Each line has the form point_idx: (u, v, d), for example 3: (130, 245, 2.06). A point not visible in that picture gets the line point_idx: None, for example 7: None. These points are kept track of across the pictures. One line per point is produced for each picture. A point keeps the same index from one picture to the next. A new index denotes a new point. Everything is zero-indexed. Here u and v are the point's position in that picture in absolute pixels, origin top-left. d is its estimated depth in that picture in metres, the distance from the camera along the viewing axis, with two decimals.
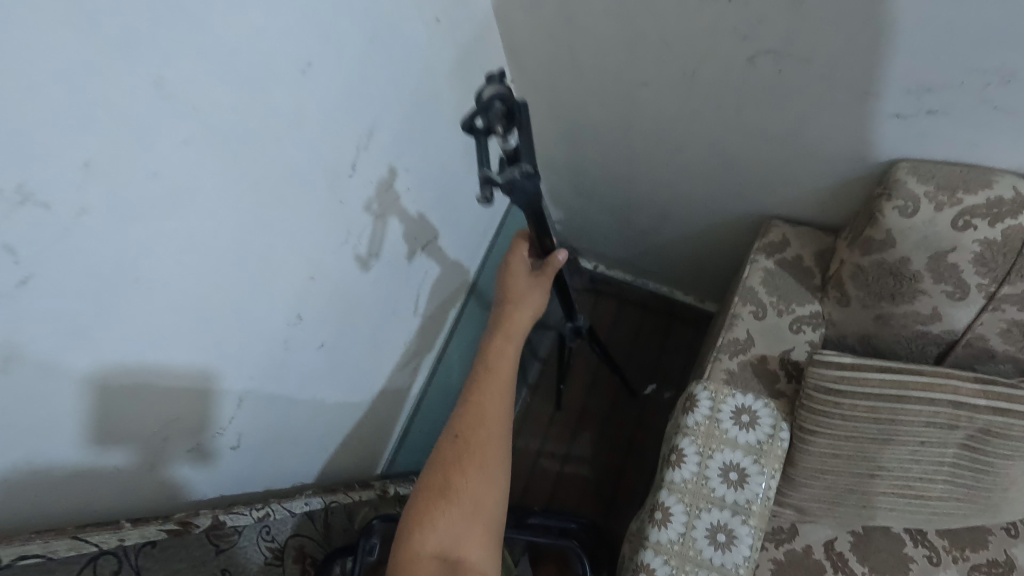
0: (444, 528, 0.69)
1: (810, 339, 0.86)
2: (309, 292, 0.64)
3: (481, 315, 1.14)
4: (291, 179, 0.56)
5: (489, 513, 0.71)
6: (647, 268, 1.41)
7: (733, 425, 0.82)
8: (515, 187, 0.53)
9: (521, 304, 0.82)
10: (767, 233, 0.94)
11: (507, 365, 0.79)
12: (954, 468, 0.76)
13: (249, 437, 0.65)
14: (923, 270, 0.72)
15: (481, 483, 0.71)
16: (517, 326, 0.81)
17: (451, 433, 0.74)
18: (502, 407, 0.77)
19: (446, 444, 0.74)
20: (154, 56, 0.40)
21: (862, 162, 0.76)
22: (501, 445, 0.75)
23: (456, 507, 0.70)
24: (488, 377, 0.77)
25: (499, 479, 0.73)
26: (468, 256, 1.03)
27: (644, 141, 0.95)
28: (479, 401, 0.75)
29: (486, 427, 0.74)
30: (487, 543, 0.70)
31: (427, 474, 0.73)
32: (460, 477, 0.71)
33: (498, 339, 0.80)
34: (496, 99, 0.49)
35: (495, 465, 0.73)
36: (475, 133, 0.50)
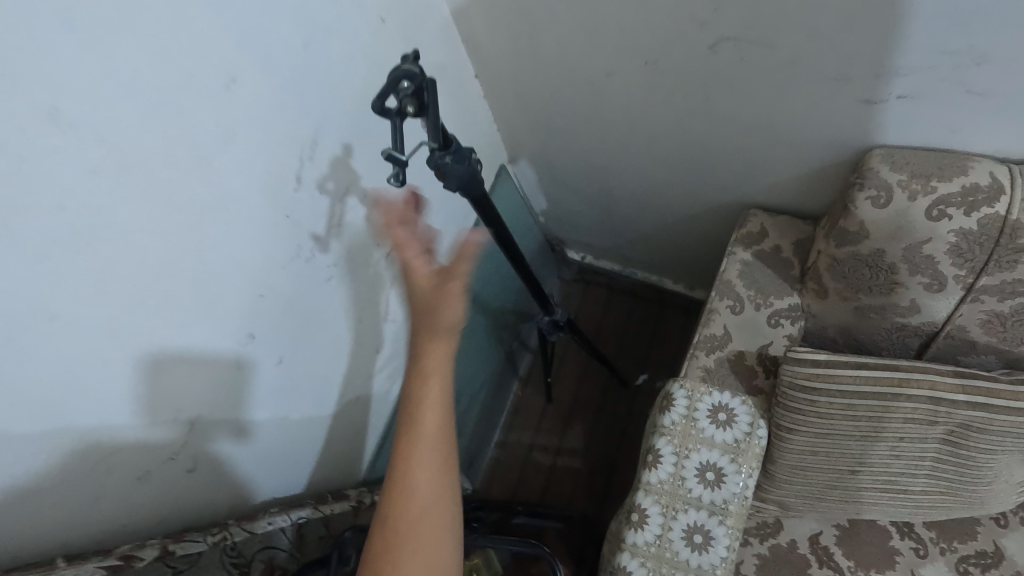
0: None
1: (789, 333, 0.83)
2: (259, 309, 0.63)
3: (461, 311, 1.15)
4: (224, 201, 0.54)
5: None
6: (633, 257, 1.38)
7: (710, 424, 0.80)
8: (447, 171, 0.52)
9: (434, 332, 0.56)
10: (745, 224, 0.91)
11: (437, 424, 0.59)
12: (936, 464, 0.74)
13: (206, 459, 0.64)
14: (898, 261, 0.68)
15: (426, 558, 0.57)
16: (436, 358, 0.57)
17: (379, 515, 0.58)
18: (433, 473, 0.58)
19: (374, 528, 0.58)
20: (42, 87, 0.38)
21: (835, 147, 0.73)
22: (447, 510, 0.59)
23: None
24: (412, 441, 0.58)
25: (451, 545, 0.59)
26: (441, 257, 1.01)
27: (614, 131, 0.92)
28: (407, 471, 0.58)
29: (420, 499, 0.58)
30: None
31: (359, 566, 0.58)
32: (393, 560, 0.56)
33: (419, 388, 0.58)
34: (403, 78, 0.45)
35: (439, 534, 0.58)
36: (388, 115, 0.45)
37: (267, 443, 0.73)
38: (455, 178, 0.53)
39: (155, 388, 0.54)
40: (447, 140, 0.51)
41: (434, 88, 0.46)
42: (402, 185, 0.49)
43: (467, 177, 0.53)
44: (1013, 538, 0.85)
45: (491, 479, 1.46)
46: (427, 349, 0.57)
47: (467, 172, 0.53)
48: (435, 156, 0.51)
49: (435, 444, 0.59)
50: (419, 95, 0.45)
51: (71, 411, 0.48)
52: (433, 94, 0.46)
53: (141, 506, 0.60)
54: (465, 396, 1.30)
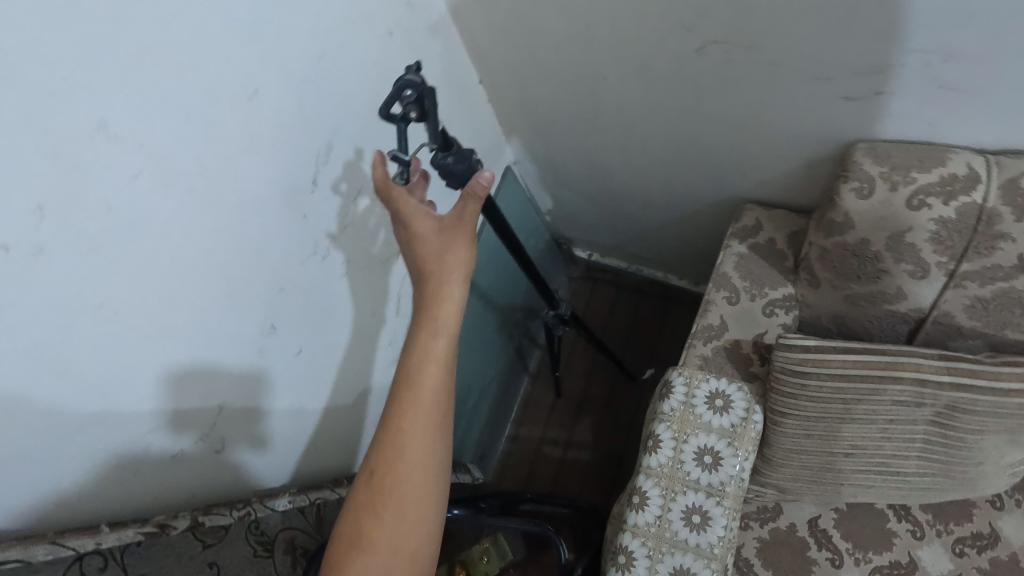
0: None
1: (783, 322, 0.87)
2: (280, 302, 0.68)
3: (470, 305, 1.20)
4: (249, 202, 0.60)
5: (420, 553, 0.55)
6: (638, 254, 1.41)
7: (707, 410, 0.84)
8: (449, 171, 0.56)
9: (445, 275, 0.57)
10: (742, 217, 0.95)
11: (435, 382, 0.57)
12: (926, 445, 0.76)
13: (232, 443, 0.70)
14: (883, 250, 0.72)
15: (408, 520, 0.55)
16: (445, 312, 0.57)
17: (367, 467, 0.56)
18: (426, 434, 0.56)
19: (360, 480, 0.56)
20: (92, 102, 0.44)
21: (821, 142, 0.76)
22: (435, 476, 0.56)
23: (371, 553, 0.54)
24: (408, 395, 0.56)
25: (434, 514, 0.56)
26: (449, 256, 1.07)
27: (613, 131, 0.96)
28: (400, 426, 0.56)
29: (408, 458, 0.55)
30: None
31: (340, 517, 0.57)
32: (376, 516, 0.55)
33: (421, 340, 0.57)
34: (407, 87, 0.49)
35: (424, 498, 0.56)
36: (393, 120, 0.50)
37: (289, 429, 0.78)
38: (458, 177, 0.57)
39: (190, 372, 0.60)
40: (448, 142, 0.55)
41: (435, 96, 0.51)
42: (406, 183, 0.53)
43: (468, 176, 0.58)
44: (1009, 519, 0.87)
45: (503, 472, 1.50)
46: (438, 295, 0.57)
47: (468, 172, 0.58)
48: (437, 158, 0.56)
49: (432, 408, 0.56)
50: (421, 101, 0.50)
51: (115, 392, 0.53)
52: (434, 100, 0.51)
53: (174, 484, 0.65)
54: (476, 389, 1.34)
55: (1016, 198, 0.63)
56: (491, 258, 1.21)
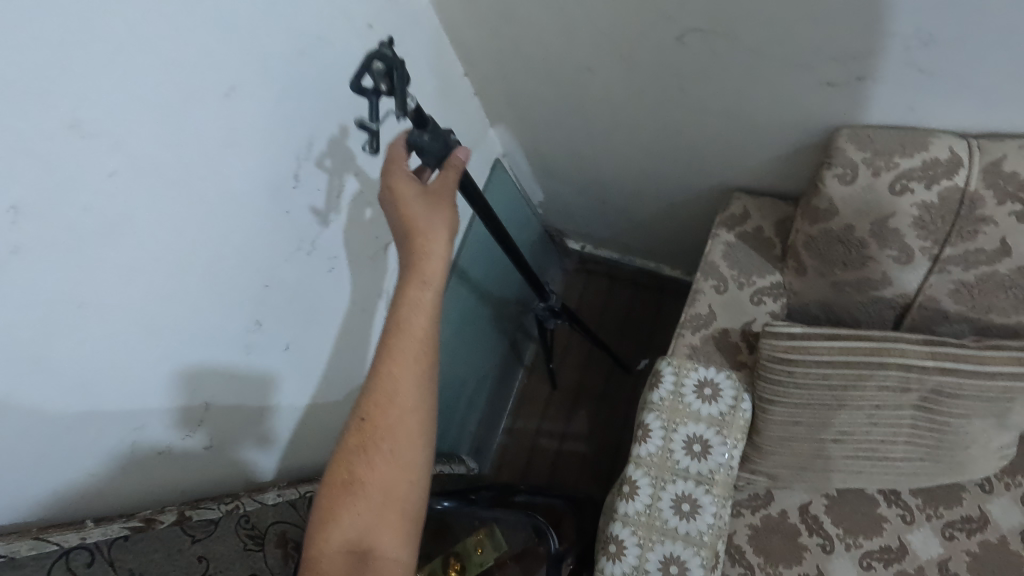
0: (351, 521, 0.54)
1: (771, 310, 0.87)
2: (266, 298, 0.69)
3: (462, 299, 1.21)
4: (230, 200, 0.60)
5: (409, 498, 0.56)
6: (630, 245, 1.41)
7: (696, 398, 0.84)
8: (423, 148, 0.57)
9: (431, 232, 0.58)
10: (729, 206, 0.95)
11: (424, 330, 0.57)
12: (914, 430, 0.77)
13: (222, 441, 0.70)
14: (867, 236, 0.72)
15: (397, 464, 0.55)
16: (433, 267, 0.58)
17: (356, 414, 0.56)
18: (414, 381, 0.56)
19: (350, 428, 0.56)
20: (64, 101, 0.44)
21: (805, 129, 0.76)
22: (423, 423, 0.57)
23: (361, 497, 0.54)
24: (397, 341, 0.56)
25: (422, 460, 0.57)
26: None
27: (601, 122, 0.95)
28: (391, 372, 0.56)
29: (398, 403, 0.56)
30: (406, 532, 0.55)
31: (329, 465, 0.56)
32: (366, 461, 0.55)
33: (410, 289, 0.57)
34: (377, 60, 0.50)
35: (413, 443, 0.56)
36: (364, 93, 0.50)
37: (280, 427, 0.78)
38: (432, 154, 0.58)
39: (175, 372, 0.60)
40: (423, 120, 0.56)
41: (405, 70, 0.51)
42: (375, 153, 0.52)
43: (443, 153, 0.59)
44: (998, 502, 0.87)
45: (500, 464, 1.51)
46: (424, 247, 0.58)
47: (443, 149, 0.58)
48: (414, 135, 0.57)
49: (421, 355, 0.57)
50: (392, 75, 0.51)
51: (98, 392, 0.53)
52: (404, 75, 0.51)
53: (164, 483, 0.65)
54: (471, 383, 1.35)
55: (999, 181, 0.63)
56: (482, 251, 1.21)
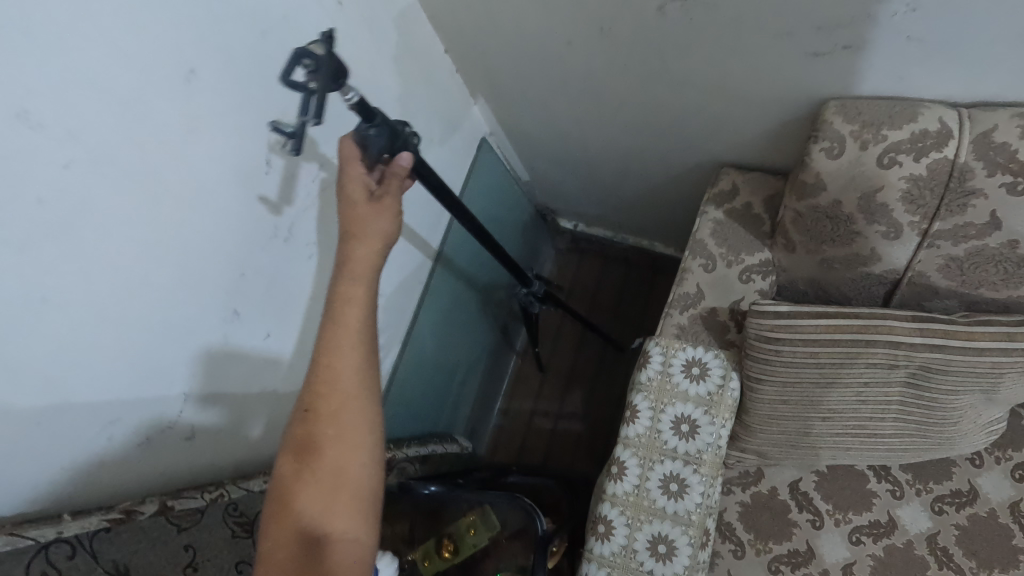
0: (303, 509, 0.54)
1: (760, 288, 0.85)
2: (242, 287, 0.68)
3: (452, 281, 1.20)
4: (197, 188, 0.58)
5: (362, 479, 0.56)
6: (622, 223, 1.39)
7: (684, 378, 0.84)
8: (369, 142, 0.55)
9: (369, 227, 0.57)
10: (718, 182, 0.93)
11: (362, 318, 0.57)
12: (902, 406, 0.76)
13: (204, 430, 0.69)
14: (855, 212, 0.70)
15: (345, 449, 0.55)
16: (364, 263, 0.57)
17: (299, 406, 0.56)
18: (355, 367, 0.56)
19: (294, 418, 0.56)
20: (12, 90, 0.42)
21: (793, 101, 0.74)
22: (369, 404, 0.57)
23: (310, 485, 0.55)
24: (333, 330, 0.56)
25: (372, 440, 0.57)
26: (426, 233, 1.07)
27: (584, 99, 0.93)
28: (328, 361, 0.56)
29: (340, 390, 0.56)
30: (363, 510, 0.55)
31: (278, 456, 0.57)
32: (313, 450, 0.55)
33: (344, 280, 0.57)
34: (308, 54, 0.45)
35: (360, 426, 0.56)
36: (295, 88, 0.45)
37: (264, 414, 0.78)
38: (379, 149, 0.55)
39: (149, 364, 0.60)
40: (369, 112, 0.53)
41: (341, 65, 0.47)
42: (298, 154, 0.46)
43: (392, 147, 0.56)
44: (988, 476, 0.87)
45: (496, 444, 1.52)
46: (353, 244, 0.57)
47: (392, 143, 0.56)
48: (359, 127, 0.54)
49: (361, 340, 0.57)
50: (322, 72, 0.46)
51: (69, 387, 0.53)
52: (339, 68, 0.47)
53: (147, 474, 0.65)
54: (464, 365, 1.35)
55: (989, 152, 0.61)
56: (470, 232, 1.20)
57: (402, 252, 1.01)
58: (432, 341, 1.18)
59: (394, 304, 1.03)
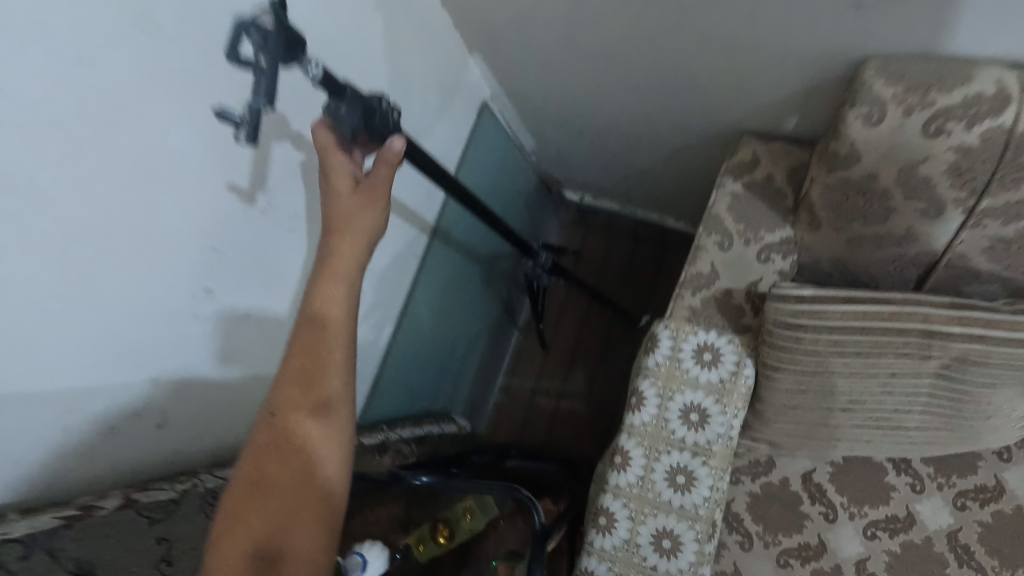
0: (258, 521, 0.54)
1: (780, 268, 0.79)
2: (215, 263, 0.62)
3: (451, 254, 1.13)
4: (157, 154, 0.53)
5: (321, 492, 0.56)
6: (631, 195, 1.32)
7: (694, 364, 0.78)
8: (339, 118, 0.53)
9: (348, 229, 0.58)
10: (737, 152, 0.85)
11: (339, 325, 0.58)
12: (931, 399, 0.70)
13: (177, 415, 0.65)
14: (892, 185, 0.63)
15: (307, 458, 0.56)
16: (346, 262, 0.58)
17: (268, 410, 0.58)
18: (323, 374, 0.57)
19: (262, 422, 0.58)
20: None
21: (826, 61, 0.66)
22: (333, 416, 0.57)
23: (271, 493, 0.55)
24: (306, 334, 0.58)
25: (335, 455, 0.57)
26: (422, 203, 1.01)
27: (592, 59, 0.85)
28: (299, 367, 0.57)
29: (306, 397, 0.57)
30: (323, 524, 0.55)
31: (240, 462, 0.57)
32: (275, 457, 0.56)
33: (323, 281, 0.58)
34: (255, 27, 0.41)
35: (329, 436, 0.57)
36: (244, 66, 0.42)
37: (244, 397, 0.73)
38: (351, 129, 0.54)
39: (110, 346, 0.55)
40: (337, 88, 0.51)
41: (293, 40, 0.43)
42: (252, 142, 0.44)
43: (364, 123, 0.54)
44: (1016, 471, 0.82)
45: (496, 423, 1.47)
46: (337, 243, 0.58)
47: (365, 119, 0.54)
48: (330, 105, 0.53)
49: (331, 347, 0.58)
50: (271, 48, 0.42)
51: (15, 373, 0.48)
52: (291, 42, 0.43)
53: (115, 462, 0.61)
54: (463, 343, 1.30)
55: None
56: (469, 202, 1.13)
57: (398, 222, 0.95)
58: (430, 319, 1.13)
59: (387, 279, 0.97)
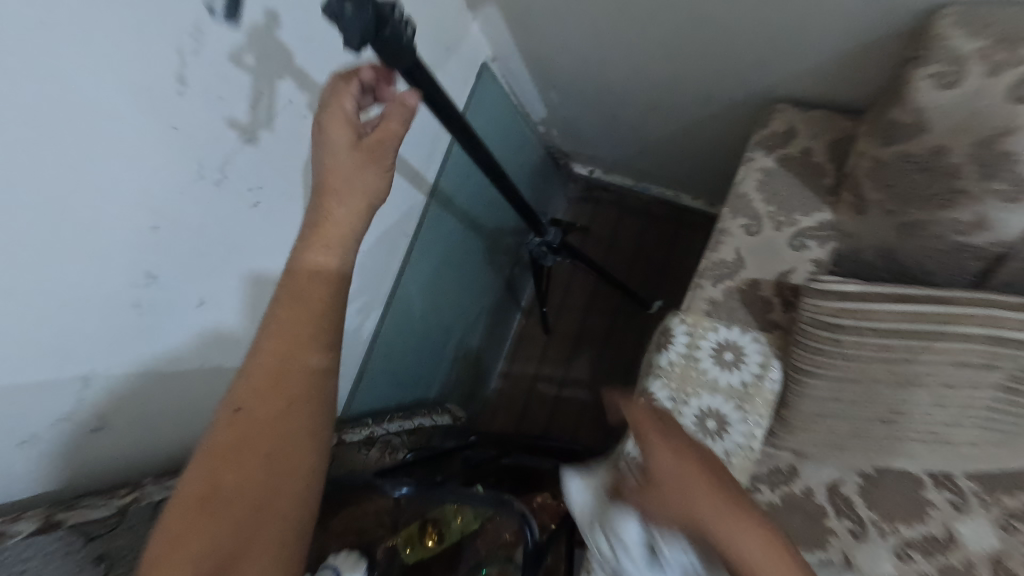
0: (202, 543, 0.46)
1: (816, 257, 0.68)
2: (156, 243, 0.53)
3: (449, 227, 1.04)
4: (70, 111, 0.43)
5: (289, 500, 0.50)
6: (644, 169, 1.21)
7: (713, 364, 0.69)
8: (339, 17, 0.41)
9: (342, 190, 0.50)
10: (770, 122, 0.74)
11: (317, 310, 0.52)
12: (993, 420, 0.59)
13: (117, 416, 0.57)
14: (963, 162, 0.52)
15: (273, 462, 0.50)
16: (339, 229, 0.51)
17: (229, 406, 0.50)
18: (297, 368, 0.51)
19: (219, 422, 0.50)
20: None
21: (888, 10, 0.55)
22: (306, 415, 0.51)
23: (222, 512, 0.47)
24: (282, 321, 0.51)
25: (304, 459, 0.51)
26: (421, 167, 0.91)
27: (608, 10, 0.74)
28: (271, 361, 0.51)
29: (277, 392, 0.51)
30: (281, 551, 0.48)
31: (185, 471, 0.49)
32: (234, 461, 0.49)
33: (305, 260, 0.52)
34: None
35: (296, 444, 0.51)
36: None
37: (201, 394, 0.65)
38: (353, 38, 0.41)
39: (25, 342, 0.46)
40: None
41: None
42: None
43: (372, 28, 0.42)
44: None
45: (495, 410, 1.40)
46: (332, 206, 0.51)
47: (374, 20, 0.42)
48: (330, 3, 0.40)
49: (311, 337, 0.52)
50: None
51: None
52: None
53: (44, 469, 0.53)
54: (460, 327, 1.21)
55: None
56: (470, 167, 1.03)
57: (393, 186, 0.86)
58: (423, 303, 1.04)
59: (374, 261, 0.88)
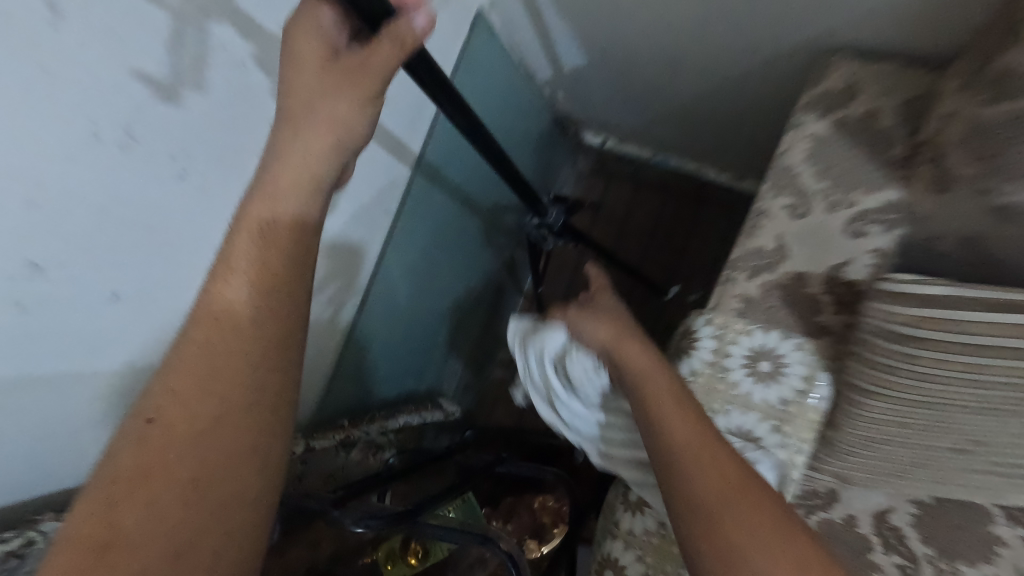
0: None
1: (878, 245, 0.54)
2: (35, 225, 0.42)
3: (439, 202, 0.91)
4: None
5: (223, 536, 0.36)
6: (664, 138, 1.07)
7: (745, 377, 0.58)
8: None
9: (302, 138, 0.39)
10: (823, 78, 0.60)
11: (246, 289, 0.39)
12: None
13: (8, 436, 0.46)
14: None
15: (204, 487, 0.36)
16: (290, 180, 0.39)
17: (143, 415, 0.36)
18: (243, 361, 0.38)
19: (129, 437, 0.36)
20: None
21: None
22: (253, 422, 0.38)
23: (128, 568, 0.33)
24: (222, 297, 0.38)
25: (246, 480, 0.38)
26: (405, 132, 0.79)
27: None
28: (207, 351, 0.38)
29: (218, 392, 0.38)
30: None
31: (69, 511, 0.34)
32: (148, 490, 0.35)
33: (241, 232, 0.39)
34: None
35: (241, 462, 0.38)
36: None
37: (118, 403, 0.54)
38: None
39: None
40: None
41: None
42: None
43: None
44: None
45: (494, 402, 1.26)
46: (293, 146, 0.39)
47: None
48: None
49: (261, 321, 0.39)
50: None
51: None
52: None
53: None
54: (455, 315, 1.09)
55: None
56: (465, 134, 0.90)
57: (371, 154, 0.73)
58: (410, 290, 0.92)
59: (347, 244, 0.75)
